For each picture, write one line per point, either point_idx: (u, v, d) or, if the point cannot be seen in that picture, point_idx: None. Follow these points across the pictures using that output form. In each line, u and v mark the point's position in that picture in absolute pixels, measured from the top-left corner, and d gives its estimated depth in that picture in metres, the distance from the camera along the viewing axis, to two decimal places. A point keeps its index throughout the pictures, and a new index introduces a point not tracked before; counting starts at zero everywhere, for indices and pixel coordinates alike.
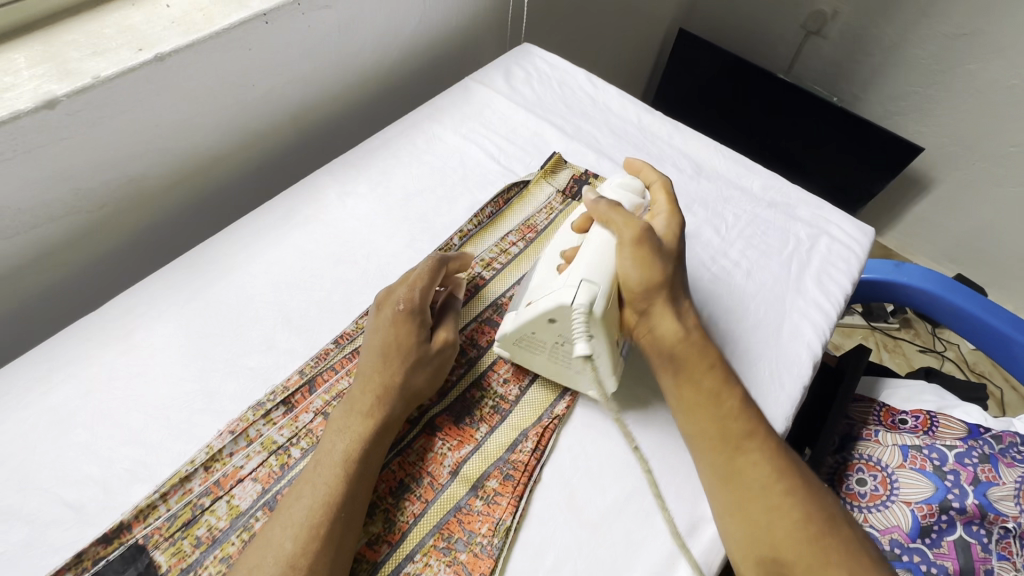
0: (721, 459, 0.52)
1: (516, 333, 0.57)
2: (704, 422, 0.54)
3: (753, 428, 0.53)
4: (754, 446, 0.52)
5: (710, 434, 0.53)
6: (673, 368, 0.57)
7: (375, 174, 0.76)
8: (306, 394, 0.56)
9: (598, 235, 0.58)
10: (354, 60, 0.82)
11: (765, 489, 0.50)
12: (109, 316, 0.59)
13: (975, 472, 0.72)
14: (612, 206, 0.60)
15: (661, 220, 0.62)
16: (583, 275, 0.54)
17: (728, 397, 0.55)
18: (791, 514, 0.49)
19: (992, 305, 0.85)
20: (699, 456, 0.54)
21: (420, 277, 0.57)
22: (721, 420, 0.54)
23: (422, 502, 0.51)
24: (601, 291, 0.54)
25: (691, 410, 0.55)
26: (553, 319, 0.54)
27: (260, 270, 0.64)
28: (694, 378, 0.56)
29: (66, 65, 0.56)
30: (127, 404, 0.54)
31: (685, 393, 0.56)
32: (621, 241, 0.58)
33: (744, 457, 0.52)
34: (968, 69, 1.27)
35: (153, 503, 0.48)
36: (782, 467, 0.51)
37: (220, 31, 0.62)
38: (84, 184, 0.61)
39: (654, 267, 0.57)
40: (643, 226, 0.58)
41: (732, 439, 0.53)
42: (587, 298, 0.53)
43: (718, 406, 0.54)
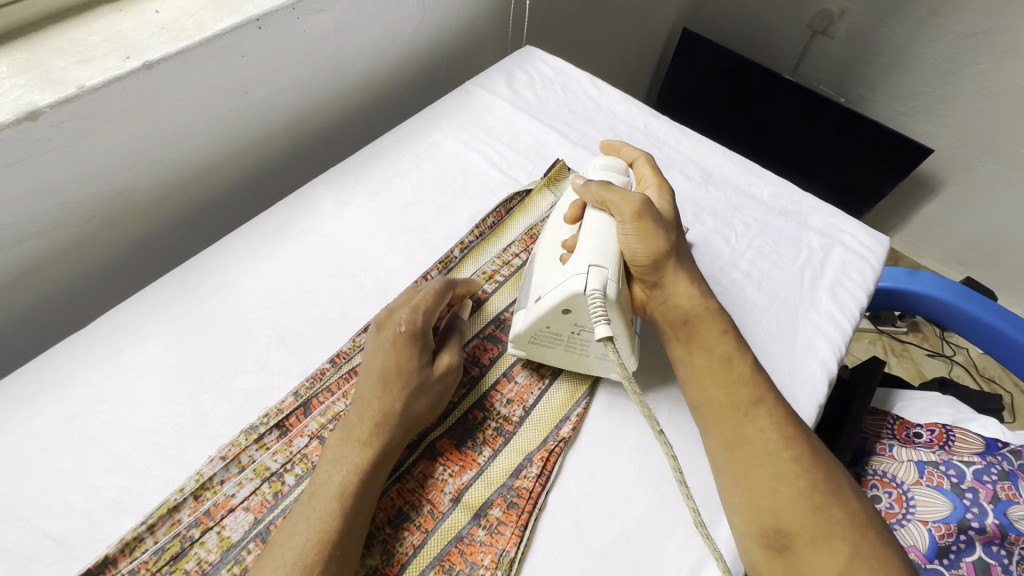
0: (728, 425, 0.52)
1: (530, 330, 0.56)
2: (714, 388, 0.54)
3: (762, 395, 0.53)
4: (763, 413, 0.52)
5: (720, 400, 0.54)
6: (685, 336, 0.57)
7: (373, 183, 0.73)
8: (300, 417, 0.54)
9: (597, 217, 0.58)
10: (351, 66, 0.79)
11: (772, 456, 0.50)
12: (96, 335, 0.57)
13: (994, 490, 0.69)
14: (605, 185, 0.59)
15: (652, 194, 0.63)
16: (589, 261, 0.53)
17: (739, 363, 0.55)
18: (797, 482, 0.48)
19: (1009, 313, 0.82)
20: (709, 422, 0.54)
21: (424, 301, 0.55)
22: (731, 386, 0.54)
23: (422, 533, 0.49)
24: (611, 274, 0.53)
25: (701, 377, 0.55)
26: (568, 309, 0.53)
27: (254, 285, 0.62)
28: (707, 344, 0.57)
29: (50, 75, 0.54)
30: (113, 428, 0.51)
31: (697, 360, 0.56)
32: (622, 219, 0.57)
33: (752, 424, 0.52)
34: (979, 69, 1.24)
35: (139, 535, 0.46)
36: (790, 435, 0.51)
37: (210, 37, 0.60)
38: (71, 198, 0.58)
39: (658, 239, 0.57)
40: (642, 200, 0.57)
41: (741, 406, 0.53)
42: (599, 283, 0.52)
43: (729, 371, 0.55)
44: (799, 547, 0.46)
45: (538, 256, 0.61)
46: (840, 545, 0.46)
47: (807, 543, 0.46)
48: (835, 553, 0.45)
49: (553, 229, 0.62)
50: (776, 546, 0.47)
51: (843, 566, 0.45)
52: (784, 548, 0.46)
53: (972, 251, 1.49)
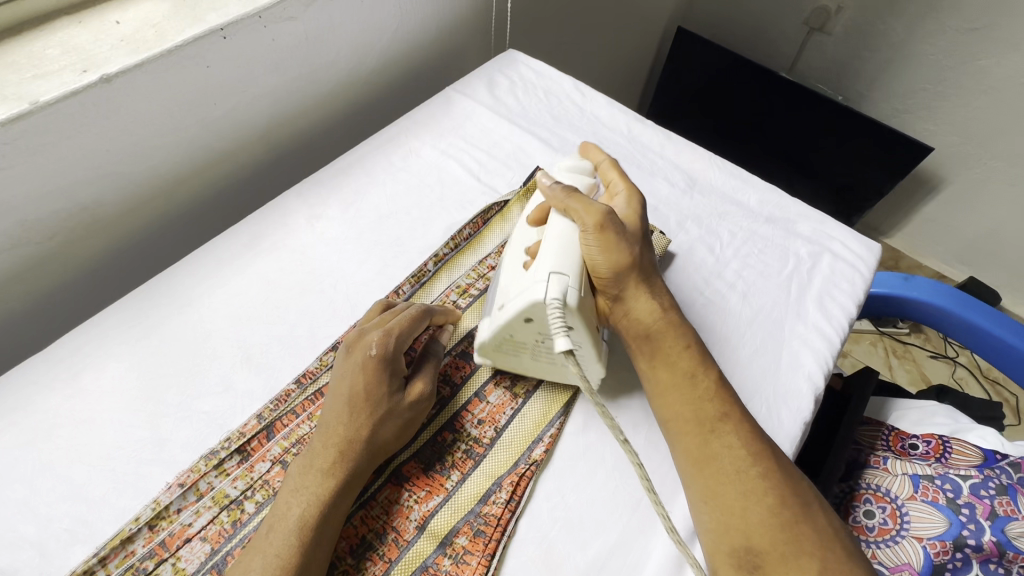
0: (694, 442, 0.50)
1: (494, 340, 0.55)
2: (678, 404, 0.52)
3: (727, 408, 0.51)
4: (728, 428, 0.50)
5: (685, 417, 0.52)
6: (647, 350, 0.55)
7: (347, 194, 0.71)
8: (263, 441, 0.52)
9: (557, 224, 0.56)
10: (327, 72, 0.78)
11: (739, 472, 0.48)
12: (56, 356, 0.55)
13: (992, 506, 0.66)
14: (570, 192, 0.57)
15: (620, 200, 0.61)
16: (551, 267, 0.52)
17: (703, 377, 0.53)
18: (765, 499, 0.46)
19: (1008, 320, 0.80)
20: (675, 439, 0.52)
21: (399, 324, 0.53)
22: (695, 402, 0.52)
23: (385, 563, 0.47)
24: (573, 281, 0.52)
25: (665, 392, 0.53)
26: (529, 318, 0.52)
27: (221, 302, 0.60)
28: (669, 359, 0.55)
29: (3, 90, 0.52)
30: (69, 455, 0.50)
31: (661, 375, 0.54)
32: (583, 228, 0.55)
33: (718, 440, 0.49)
34: (980, 65, 1.20)
35: (91, 568, 0.44)
36: (757, 450, 0.49)
37: (171, 49, 0.58)
38: (30, 216, 0.57)
39: (621, 251, 0.55)
40: (605, 211, 0.55)
41: (706, 421, 0.51)
42: (559, 291, 0.50)
43: (693, 386, 0.53)
44: (770, 566, 0.44)
45: (505, 262, 0.59)
46: (809, 562, 0.44)
47: (777, 561, 0.44)
48: (805, 570, 0.44)
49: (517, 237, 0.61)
50: (747, 567, 0.45)
51: None
52: (753, 568, 0.45)
53: (974, 251, 1.45)
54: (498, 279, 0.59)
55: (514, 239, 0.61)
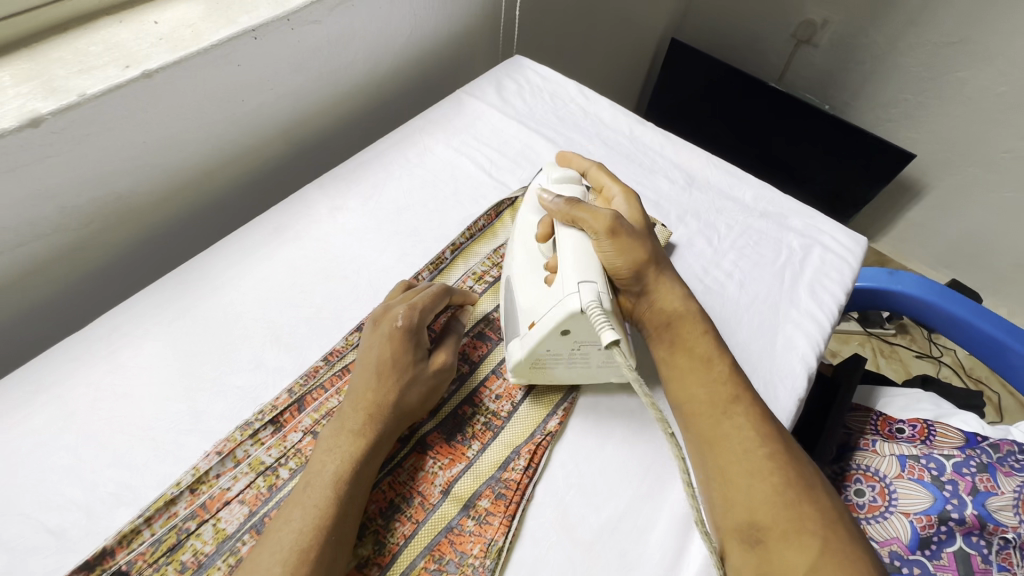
0: (707, 423, 0.54)
1: (530, 357, 0.56)
2: (693, 386, 0.57)
3: (740, 393, 0.55)
4: (740, 411, 0.54)
5: (699, 399, 0.56)
6: (667, 338, 0.60)
7: (366, 188, 0.75)
8: (295, 413, 0.55)
9: (569, 235, 0.58)
10: (346, 73, 0.82)
11: (748, 452, 0.51)
12: (96, 335, 0.58)
13: (974, 482, 0.70)
14: (572, 203, 0.60)
15: (621, 201, 0.66)
16: (579, 277, 0.54)
17: (718, 364, 0.57)
18: (771, 478, 0.49)
19: (986, 311, 0.85)
20: (689, 420, 0.56)
21: (421, 300, 0.57)
22: (709, 385, 0.56)
23: (413, 524, 0.50)
24: (602, 286, 0.54)
25: (682, 376, 0.58)
26: (567, 329, 0.53)
27: (250, 286, 0.64)
28: (687, 346, 0.59)
29: (52, 83, 0.56)
30: (111, 425, 0.53)
31: (680, 360, 0.59)
32: (595, 235, 0.58)
33: (729, 421, 0.53)
34: (957, 77, 1.27)
35: (136, 528, 0.47)
36: (766, 432, 0.52)
37: (207, 47, 0.62)
38: (70, 202, 0.60)
39: (635, 250, 0.59)
40: (611, 216, 0.58)
41: (719, 404, 0.55)
42: (592, 297, 0.52)
43: (708, 370, 0.57)
44: (771, 541, 0.47)
45: (514, 280, 0.61)
46: (811, 540, 0.46)
47: (779, 537, 0.47)
48: (807, 546, 0.45)
49: (526, 255, 0.63)
50: (750, 540, 0.47)
51: (814, 562, 0.45)
52: (756, 542, 0.47)
53: (956, 254, 1.52)
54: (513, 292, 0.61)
55: (521, 255, 0.63)
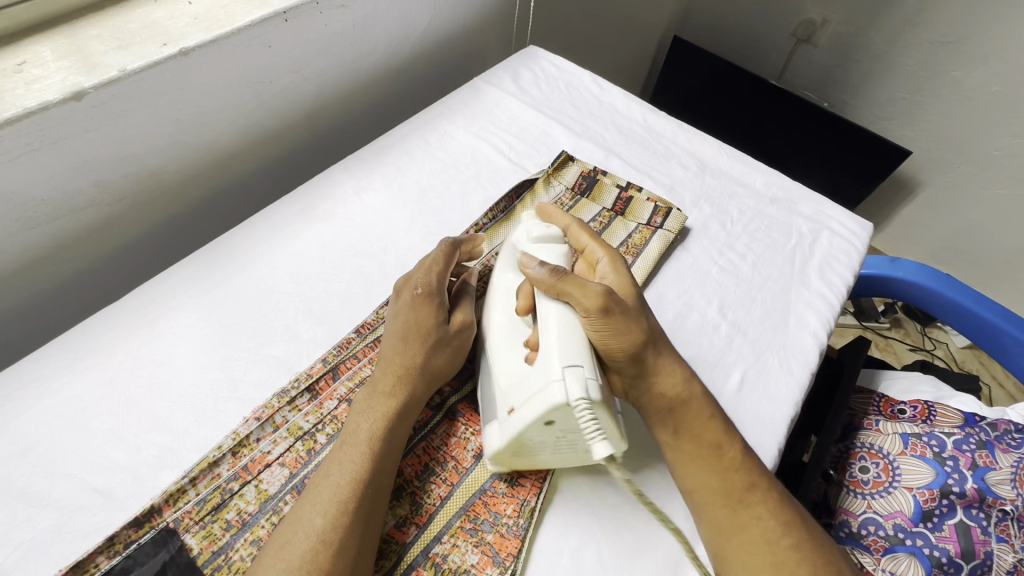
0: (723, 513, 0.50)
1: (510, 448, 0.50)
2: (703, 475, 0.52)
3: (756, 478, 0.52)
4: (758, 498, 0.51)
5: (712, 487, 0.51)
6: (671, 424, 0.54)
7: (390, 169, 0.77)
8: (329, 381, 0.57)
9: (552, 309, 0.52)
10: (368, 58, 0.83)
11: (771, 544, 0.49)
12: (133, 305, 0.60)
13: (973, 457, 0.72)
14: (560, 274, 0.54)
15: (607, 267, 0.60)
16: (564, 363, 0.48)
17: (729, 448, 0.52)
18: (798, 570, 0.48)
19: (985, 298, 0.88)
20: (701, 510, 0.52)
21: (436, 263, 0.59)
22: (722, 473, 0.51)
23: (448, 485, 0.52)
24: (590, 371, 0.48)
25: (690, 463, 0.53)
26: (551, 421, 0.48)
27: (281, 261, 0.65)
28: (694, 431, 0.53)
29: (91, 58, 0.57)
30: (152, 391, 0.54)
31: (686, 447, 0.53)
32: (584, 312, 0.52)
33: (748, 510, 0.50)
34: (953, 76, 1.31)
35: (182, 487, 0.49)
36: (787, 519, 0.50)
37: (241, 28, 0.63)
38: (105, 176, 0.61)
39: (630, 330, 0.53)
40: (603, 291, 0.52)
41: (735, 492, 0.51)
42: (581, 389, 0.46)
43: (719, 459, 0.52)
44: None
45: (492, 352, 0.55)
46: None
47: None
48: None
49: (502, 324, 0.57)
50: None
51: None
52: None
53: (949, 251, 1.55)
54: (490, 370, 0.55)
55: (499, 326, 0.57)
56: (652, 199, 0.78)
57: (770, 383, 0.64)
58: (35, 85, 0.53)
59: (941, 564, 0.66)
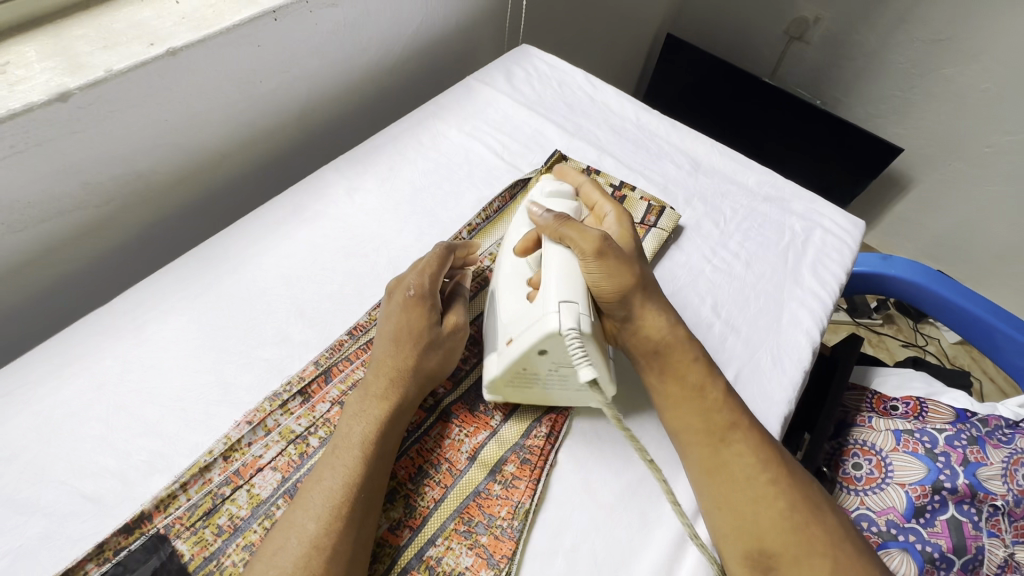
0: (706, 451, 0.52)
1: (507, 373, 0.53)
2: (687, 415, 0.54)
3: (737, 417, 0.53)
4: (738, 437, 0.52)
5: (695, 427, 0.53)
6: (657, 365, 0.56)
7: (382, 170, 0.76)
8: (322, 384, 0.56)
9: (554, 253, 0.54)
10: (359, 58, 0.83)
11: (752, 480, 0.50)
12: (122, 309, 0.59)
13: (964, 453, 0.72)
14: (563, 219, 0.55)
15: (612, 221, 0.62)
16: (559, 297, 0.50)
17: (712, 390, 0.54)
18: (777, 503, 0.49)
19: (975, 294, 0.88)
20: (685, 450, 0.53)
21: (428, 264, 0.58)
22: (704, 412, 0.53)
23: (442, 488, 0.52)
24: (583, 308, 0.51)
25: (676, 403, 0.55)
26: (544, 349, 0.51)
27: (272, 263, 0.65)
28: (679, 372, 0.55)
29: (77, 59, 0.56)
30: (142, 396, 0.53)
31: (672, 389, 0.55)
32: (582, 255, 0.53)
33: (729, 448, 0.51)
34: (944, 73, 1.31)
35: (173, 493, 0.48)
36: (768, 457, 0.51)
37: (229, 27, 0.62)
38: (93, 178, 0.60)
39: (623, 273, 0.54)
40: (601, 236, 0.53)
41: (717, 431, 0.52)
42: (572, 320, 0.49)
43: (702, 398, 0.54)
44: (781, 567, 0.47)
45: (499, 298, 0.58)
46: (821, 560, 0.47)
47: (790, 561, 0.47)
48: (818, 569, 0.47)
49: (511, 270, 0.59)
50: (760, 567, 0.48)
51: None
52: (767, 568, 0.47)
53: (940, 247, 1.56)
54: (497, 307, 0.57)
55: (506, 274, 0.59)
56: (646, 198, 0.78)
57: (762, 383, 0.64)
58: (19, 86, 0.52)
59: (933, 559, 0.67)
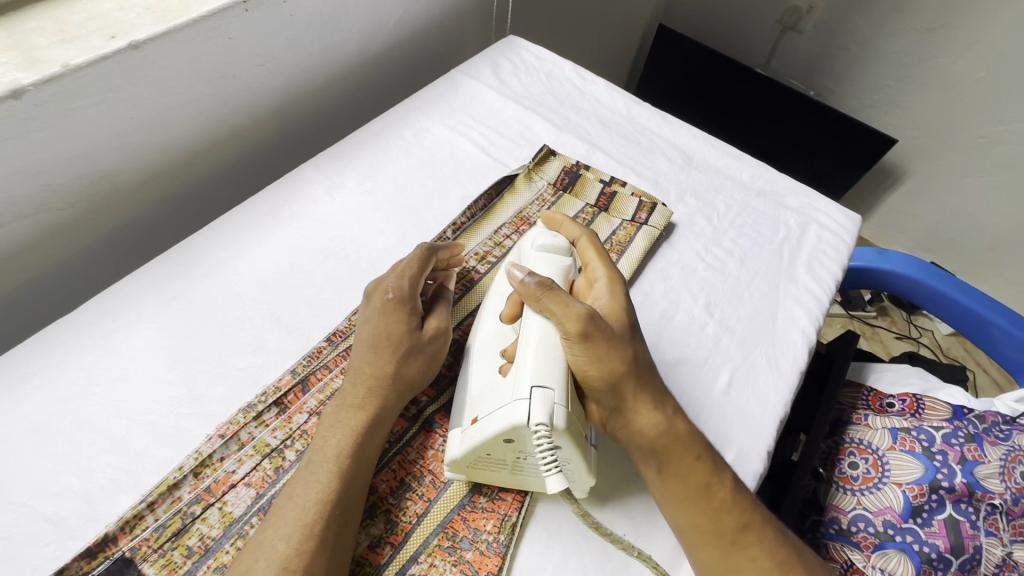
0: (718, 556, 0.48)
1: (467, 458, 0.48)
2: (691, 514, 0.49)
3: (749, 517, 0.49)
4: (750, 539, 0.48)
5: (704, 528, 0.48)
6: (655, 461, 0.50)
7: (363, 167, 0.73)
8: (299, 394, 0.54)
9: (532, 327, 0.50)
10: (338, 50, 0.79)
11: None
12: (87, 317, 0.56)
13: (962, 451, 0.71)
14: (545, 286, 0.51)
15: (603, 289, 0.56)
16: (532, 381, 0.46)
17: (718, 489, 0.49)
18: None
19: (972, 289, 0.87)
20: (692, 551, 0.48)
21: (409, 267, 0.56)
22: (714, 515, 0.48)
23: (425, 502, 0.50)
24: (559, 395, 0.46)
25: (678, 504, 0.49)
26: (510, 440, 0.46)
27: (247, 267, 0.62)
28: (681, 471, 0.49)
29: (31, 53, 0.52)
30: (108, 410, 0.51)
31: (672, 486, 0.50)
32: (563, 334, 0.49)
33: (743, 553, 0.48)
34: (939, 63, 1.29)
35: (140, 513, 0.46)
36: (783, 558, 0.48)
37: (197, 19, 0.59)
38: (55, 180, 0.57)
39: (612, 358, 0.49)
40: (586, 314, 0.49)
41: (729, 533, 0.48)
42: (544, 413, 0.45)
43: (708, 500, 0.49)
44: None
45: (472, 359, 0.55)
46: None
47: None
48: None
49: (490, 334, 0.55)
50: None
51: None
52: None
53: (934, 239, 1.55)
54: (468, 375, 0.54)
55: (485, 335, 0.55)
56: (636, 194, 0.76)
57: (759, 383, 0.62)
58: None
59: (931, 560, 0.65)
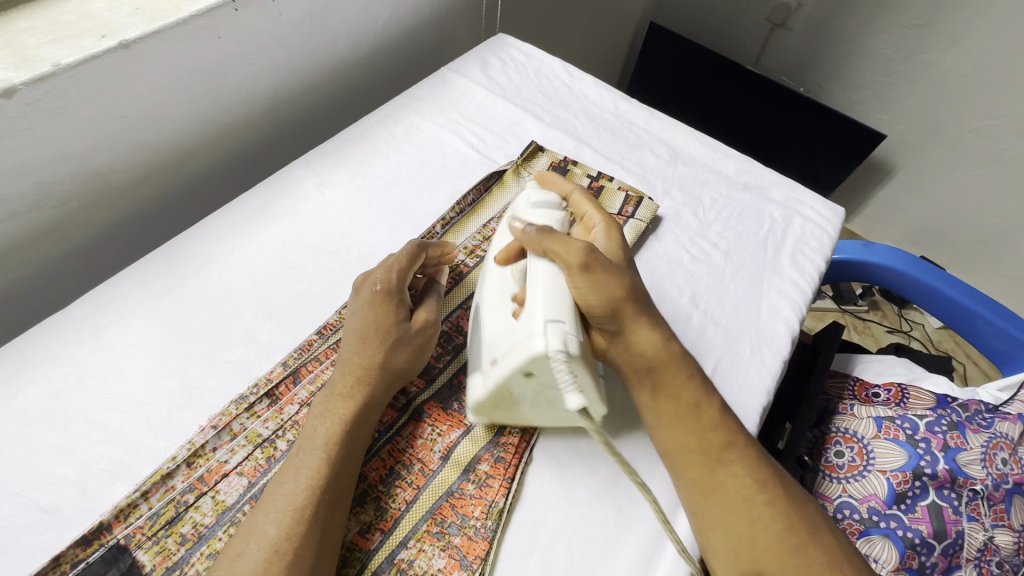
0: (701, 473, 0.50)
1: (491, 398, 0.51)
2: (681, 433, 0.51)
3: (734, 436, 0.51)
4: (735, 457, 0.50)
5: (689, 446, 0.51)
6: (648, 381, 0.53)
7: (353, 164, 0.74)
8: (290, 386, 0.55)
9: (539, 269, 0.51)
10: (329, 49, 0.80)
11: (748, 500, 0.48)
12: (80, 313, 0.57)
13: (945, 439, 0.72)
14: (546, 231, 0.51)
15: (601, 233, 0.59)
16: (545, 315, 0.47)
17: (707, 407, 0.52)
18: (773, 527, 0.47)
19: (956, 280, 0.88)
20: (678, 472, 0.51)
21: (397, 260, 0.57)
22: (700, 432, 0.51)
23: (414, 489, 0.51)
24: (571, 327, 0.47)
25: (667, 421, 0.52)
26: (529, 372, 0.47)
27: (238, 262, 0.63)
28: (671, 389, 0.52)
29: (22, 53, 0.53)
30: (101, 403, 0.52)
31: (665, 406, 0.52)
32: (567, 269, 0.50)
33: (725, 469, 0.49)
34: (925, 58, 1.31)
35: (133, 502, 0.47)
36: (763, 477, 0.49)
37: (186, 18, 0.60)
38: (47, 178, 0.58)
39: (613, 285, 0.51)
40: (586, 249, 0.50)
41: (713, 450, 0.50)
42: (559, 342, 0.46)
43: (698, 417, 0.51)
44: None
45: (484, 317, 0.54)
46: None
47: None
48: None
49: (496, 284, 0.55)
50: None
51: None
52: None
53: (924, 233, 1.57)
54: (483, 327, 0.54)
55: (492, 287, 0.56)
56: (623, 188, 0.77)
57: (742, 372, 0.63)
58: None
59: (914, 544, 0.67)
